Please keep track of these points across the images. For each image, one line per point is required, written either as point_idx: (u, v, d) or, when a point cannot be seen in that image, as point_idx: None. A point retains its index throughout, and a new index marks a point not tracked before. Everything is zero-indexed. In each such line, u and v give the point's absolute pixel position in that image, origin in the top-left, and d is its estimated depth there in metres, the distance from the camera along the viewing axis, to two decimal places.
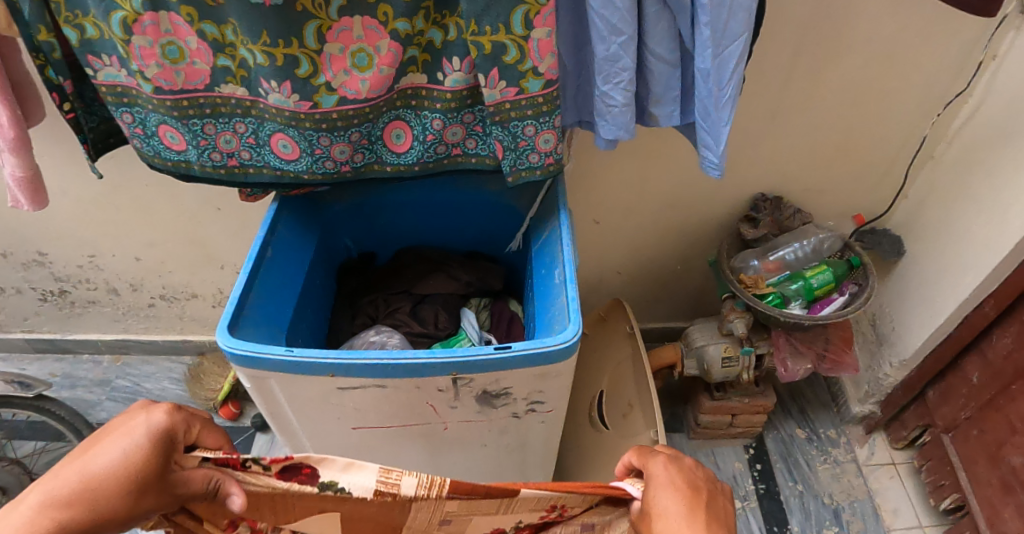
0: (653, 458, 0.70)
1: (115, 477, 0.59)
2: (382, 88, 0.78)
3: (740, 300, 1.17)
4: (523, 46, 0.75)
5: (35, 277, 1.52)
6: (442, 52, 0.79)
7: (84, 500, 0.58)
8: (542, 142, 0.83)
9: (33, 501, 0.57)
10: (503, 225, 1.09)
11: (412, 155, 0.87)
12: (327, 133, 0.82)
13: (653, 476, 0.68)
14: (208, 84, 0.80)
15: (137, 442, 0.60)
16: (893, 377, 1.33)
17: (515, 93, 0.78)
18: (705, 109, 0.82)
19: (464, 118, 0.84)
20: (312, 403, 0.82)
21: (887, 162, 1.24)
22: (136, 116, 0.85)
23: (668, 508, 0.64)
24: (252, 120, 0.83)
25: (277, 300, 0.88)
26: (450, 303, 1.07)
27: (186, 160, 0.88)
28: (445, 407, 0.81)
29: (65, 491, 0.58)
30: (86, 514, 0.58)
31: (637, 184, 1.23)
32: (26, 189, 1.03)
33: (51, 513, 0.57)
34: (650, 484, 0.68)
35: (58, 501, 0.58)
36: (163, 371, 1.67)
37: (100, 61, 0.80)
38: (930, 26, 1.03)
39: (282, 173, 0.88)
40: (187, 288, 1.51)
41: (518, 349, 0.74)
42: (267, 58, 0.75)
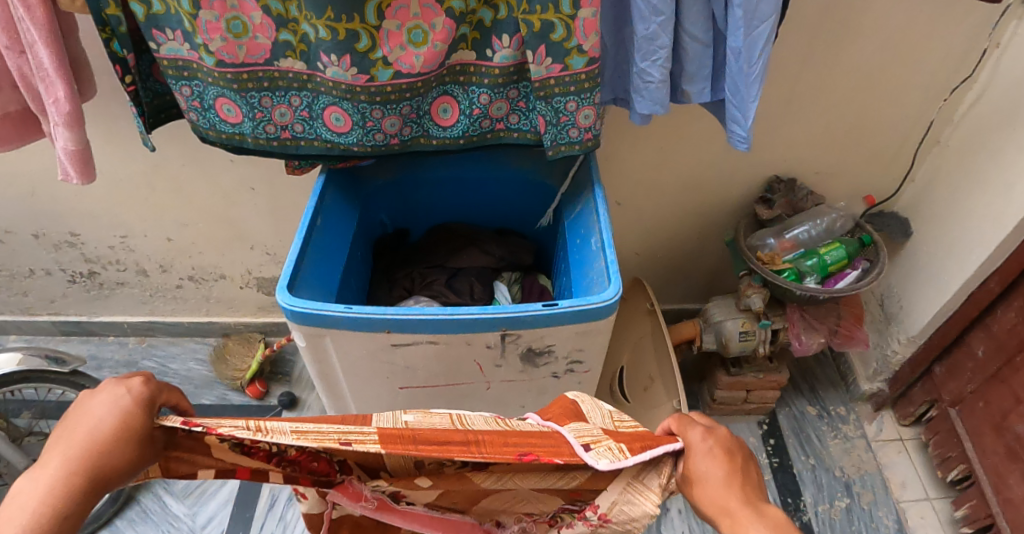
0: (691, 426, 0.66)
1: (116, 436, 0.57)
2: (435, 63, 0.84)
3: (758, 276, 1.22)
4: (570, 24, 0.80)
5: (65, 259, 1.56)
6: (492, 30, 0.84)
7: (89, 462, 0.55)
8: (582, 118, 0.88)
9: (52, 464, 0.54)
10: (533, 202, 1.15)
11: (458, 128, 0.93)
12: (380, 106, 0.87)
13: (692, 443, 0.65)
14: (268, 58, 0.85)
15: (127, 407, 0.58)
16: (901, 353, 1.39)
17: (560, 70, 0.84)
18: (735, 86, 0.87)
19: (509, 94, 0.90)
20: (363, 361, 0.86)
21: (896, 147, 1.30)
22: (194, 89, 0.89)
23: (708, 474, 0.62)
24: (308, 93, 0.88)
25: (327, 267, 0.93)
26: (484, 276, 1.11)
27: (240, 133, 0.92)
28: (491, 365, 0.86)
29: (72, 458, 0.54)
30: (93, 472, 0.55)
31: (657, 166, 1.29)
32: (76, 163, 1.07)
33: (69, 477, 0.54)
34: (688, 452, 0.65)
35: (71, 466, 0.54)
36: (188, 352, 1.71)
37: (164, 35, 0.84)
38: (939, 14, 1.08)
39: (332, 146, 0.92)
40: (216, 269, 1.55)
41: (566, 306, 0.79)
42: (330, 33, 0.80)
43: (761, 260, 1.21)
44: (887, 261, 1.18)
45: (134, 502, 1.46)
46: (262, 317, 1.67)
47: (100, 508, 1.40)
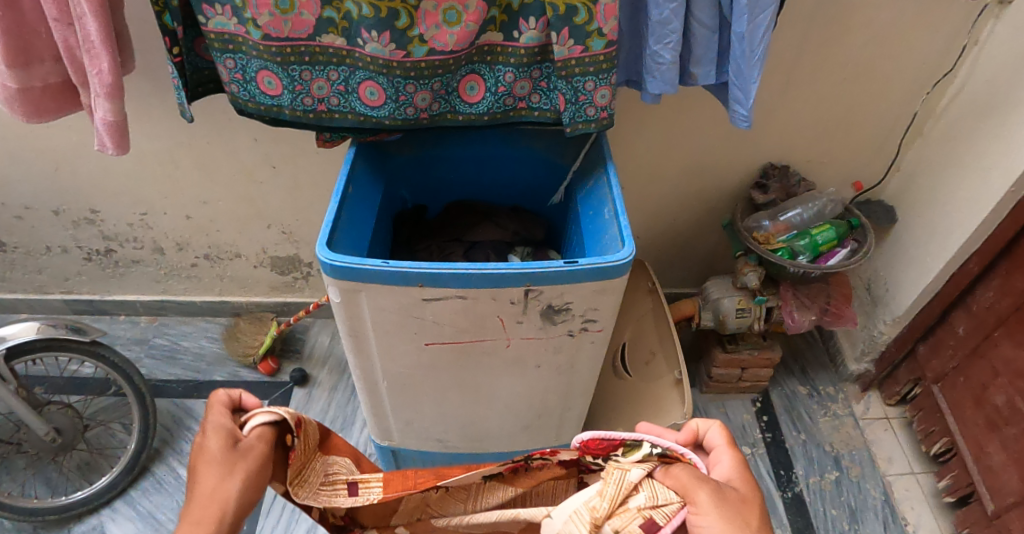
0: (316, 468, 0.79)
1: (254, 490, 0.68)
2: (467, 42, 0.91)
3: (754, 255, 1.31)
4: (592, 9, 0.88)
5: (83, 236, 1.61)
6: (519, 13, 0.91)
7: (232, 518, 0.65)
8: (599, 97, 0.95)
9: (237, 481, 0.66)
10: (545, 180, 1.22)
11: (484, 105, 1.00)
12: (413, 81, 0.93)
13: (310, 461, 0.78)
14: (311, 33, 0.91)
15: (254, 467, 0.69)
16: (887, 333, 1.49)
17: (581, 51, 0.91)
18: (737, 69, 0.94)
19: (533, 73, 0.97)
20: (394, 316, 0.93)
21: (882, 139, 1.39)
22: (238, 62, 0.95)
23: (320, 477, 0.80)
24: (345, 68, 0.94)
25: (359, 231, 1.00)
26: (498, 248, 1.18)
27: (278, 105, 0.98)
28: (513, 322, 0.93)
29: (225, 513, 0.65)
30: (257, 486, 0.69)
31: (660, 152, 1.37)
32: (112, 132, 1.11)
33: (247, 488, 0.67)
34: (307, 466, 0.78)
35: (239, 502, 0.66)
36: (200, 330, 1.75)
37: (214, 10, 0.91)
38: (923, 11, 1.18)
39: (365, 119, 0.99)
40: (232, 248, 1.61)
41: (586, 263, 0.86)
42: (373, 11, 0.87)
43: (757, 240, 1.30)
44: (874, 241, 1.28)
45: (148, 473, 1.49)
46: (274, 297, 1.73)
47: (115, 478, 1.43)
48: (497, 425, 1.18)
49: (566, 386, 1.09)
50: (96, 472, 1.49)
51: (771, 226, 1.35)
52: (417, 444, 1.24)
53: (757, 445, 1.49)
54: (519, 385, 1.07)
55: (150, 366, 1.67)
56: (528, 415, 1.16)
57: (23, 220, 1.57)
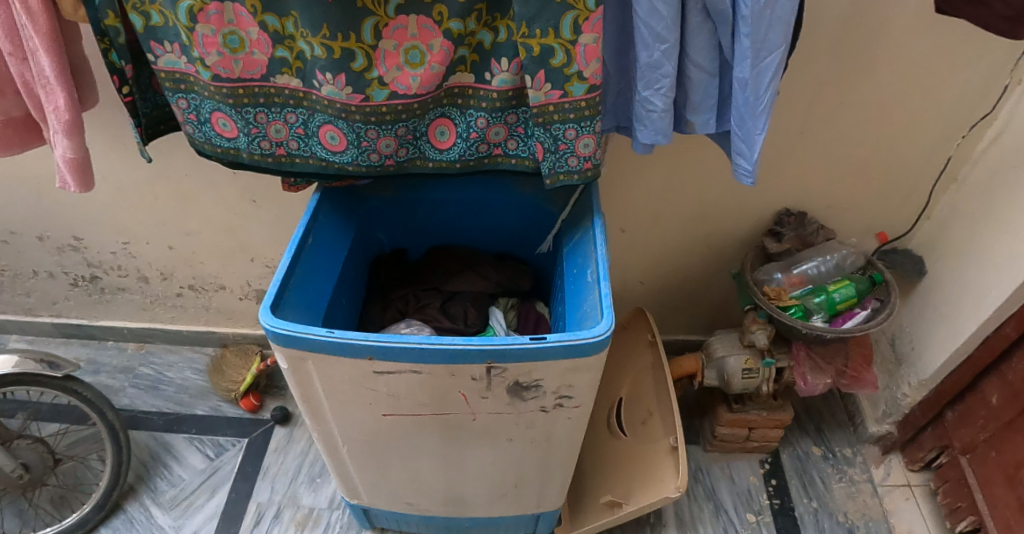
0: None
1: None
2: (432, 85, 0.81)
3: (763, 312, 1.23)
4: (570, 50, 0.76)
5: (69, 262, 1.57)
6: (491, 53, 0.81)
7: None
8: (582, 146, 0.85)
9: None
10: (533, 227, 1.12)
11: (455, 151, 0.89)
12: (375, 126, 0.84)
13: None
14: (264, 74, 0.84)
15: None
16: (911, 397, 1.36)
17: (560, 96, 0.80)
18: (740, 117, 0.83)
19: (508, 118, 0.86)
20: (347, 385, 0.84)
21: (913, 184, 1.27)
22: (191, 103, 0.89)
23: None
24: (303, 111, 0.87)
25: (316, 288, 0.92)
26: (479, 300, 1.10)
27: (235, 148, 0.91)
28: (476, 397, 0.84)
29: None
30: None
31: (663, 195, 1.26)
32: (74, 170, 1.05)
33: None
34: None
35: None
36: (185, 361, 1.69)
37: (162, 47, 0.85)
38: (959, 48, 1.05)
39: (327, 164, 0.90)
40: (216, 280, 1.54)
41: (554, 340, 0.77)
42: (325, 51, 0.78)
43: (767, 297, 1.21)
44: (898, 301, 1.16)
45: (120, 511, 1.43)
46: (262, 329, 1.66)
47: (85, 516, 1.37)
48: (471, 493, 1.09)
49: (542, 459, 0.99)
50: (68, 508, 1.44)
51: (784, 280, 1.25)
52: (386, 506, 1.15)
53: (762, 512, 1.37)
54: (492, 457, 0.98)
55: (132, 396, 1.62)
56: (503, 485, 1.06)
57: (10, 246, 1.54)
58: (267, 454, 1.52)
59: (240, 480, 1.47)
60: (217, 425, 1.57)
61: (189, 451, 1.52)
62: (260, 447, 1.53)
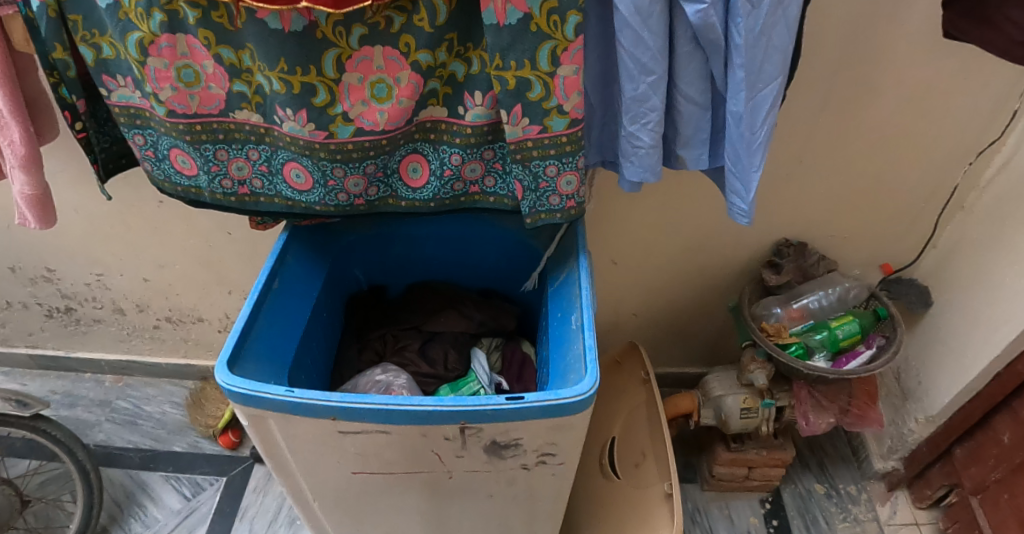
0: None
1: None
2: (401, 120, 0.75)
3: (761, 350, 1.19)
4: (549, 83, 0.70)
5: (42, 294, 1.51)
6: (464, 86, 0.74)
7: None
8: (563, 184, 0.79)
9: None
10: (518, 263, 1.07)
11: (428, 190, 0.83)
12: (341, 164, 0.79)
13: None
14: (223, 109, 0.79)
15: None
16: (918, 432, 1.31)
17: (538, 131, 0.74)
18: (735, 153, 0.77)
19: (484, 155, 0.79)
20: (312, 443, 0.78)
21: (918, 212, 1.21)
22: (148, 138, 0.85)
23: None
24: (265, 147, 0.81)
25: (282, 335, 0.86)
26: (460, 342, 1.06)
27: (196, 186, 0.86)
28: (451, 456, 0.78)
29: None
30: None
31: (656, 225, 1.21)
32: (35, 207, 1.00)
33: None
34: None
35: None
36: (164, 395, 1.63)
37: (115, 81, 0.81)
38: (965, 73, 0.99)
39: (294, 203, 0.85)
40: (194, 312, 1.48)
41: (534, 400, 0.71)
42: (283, 86, 0.73)
43: (764, 333, 1.17)
44: (903, 338, 1.13)
45: None
46: None
47: None
48: None
49: (527, 514, 0.92)
50: None
51: (784, 315, 1.22)
52: None
53: None
54: (473, 514, 0.92)
55: (108, 431, 1.56)
56: None
57: None
58: (246, 494, 1.45)
59: (218, 522, 1.41)
60: (195, 462, 1.51)
61: (166, 490, 1.46)
62: (238, 487, 1.46)
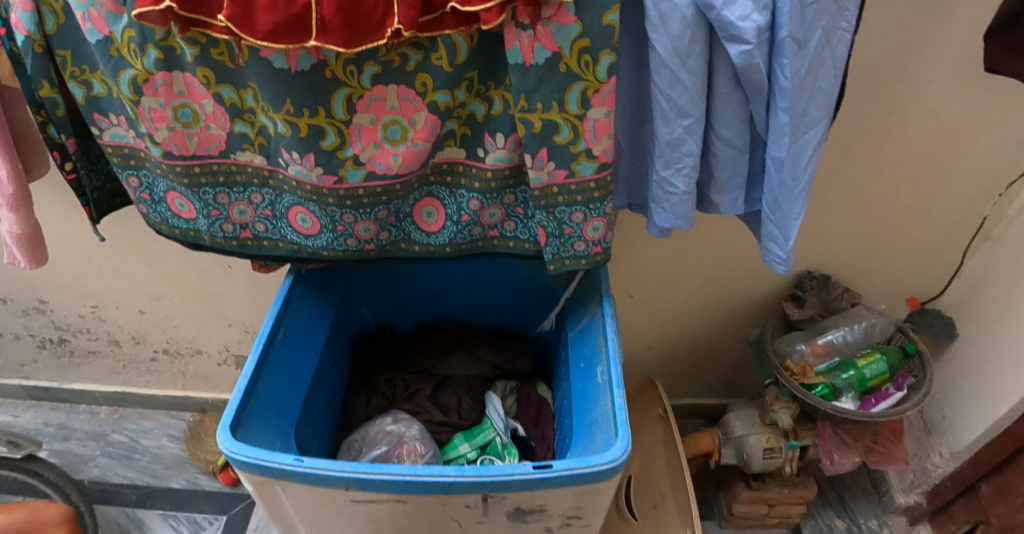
0: None
1: None
2: (416, 164, 0.69)
3: (786, 389, 1.14)
4: (578, 126, 0.65)
5: (34, 325, 1.45)
6: (485, 126, 0.69)
7: None
8: (590, 230, 0.73)
9: None
10: (532, 302, 1.02)
11: (445, 235, 0.77)
12: (351, 210, 0.73)
13: None
14: (224, 150, 0.74)
15: None
16: (943, 467, 1.25)
17: (565, 176, 0.69)
18: (774, 200, 0.72)
19: (505, 199, 0.74)
20: (320, 509, 0.72)
21: (942, 242, 1.15)
22: (143, 180, 0.80)
23: None
24: (269, 190, 0.77)
25: (288, 389, 0.80)
26: (473, 387, 1.01)
27: (195, 229, 0.81)
28: (471, 522, 0.72)
29: None
30: None
31: (673, 258, 1.16)
32: (24, 246, 0.94)
33: None
34: None
35: None
36: (162, 427, 1.57)
37: (108, 120, 0.77)
38: (999, 103, 0.94)
39: (300, 247, 0.80)
40: (192, 345, 1.43)
41: (561, 468, 0.66)
42: (289, 128, 0.68)
43: (790, 372, 1.12)
44: (933, 378, 1.08)
45: None
46: None
47: None
48: None
49: None
50: None
51: (807, 351, 1.16)
52: None
53: None
54: None
55: (103, 466, 1.50)
56: None
57: None
58: None
59: None
60: (193, 500, 1.44)
61: (163, 530, 1.40)
62: (238, 527, 1.40)
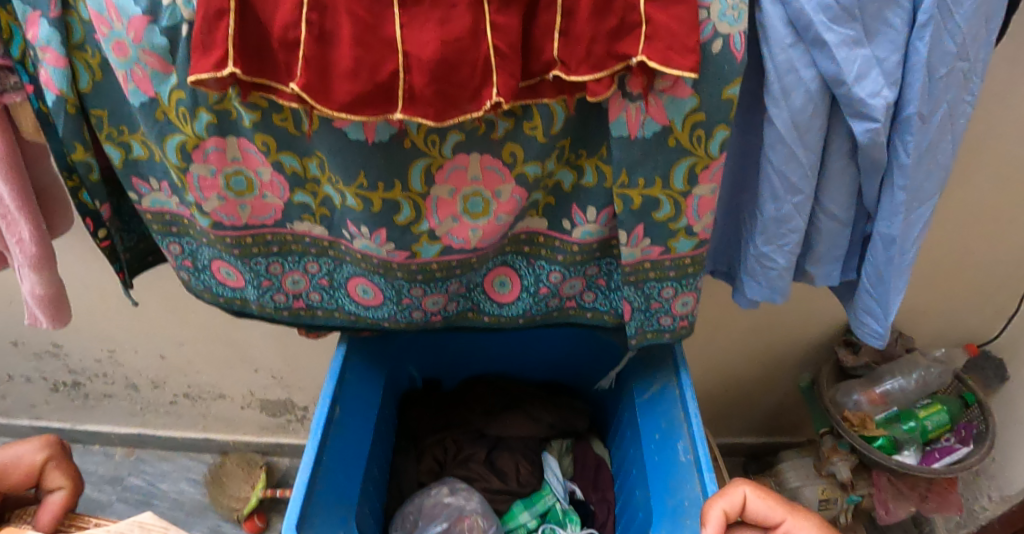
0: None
1: None
2: (496, 238, 0.64)
3: (845, 442, 1.08)
4: (680, 203, 0.59)
5: (47, 368, 1.38)
6: (573, 197, 0.63)
7: None
8: (679, 305, 0.68)
9: None
10: (589, 359, 0.97)
11: (519, 306, 0.71)
12: (421, 284, 0.67)
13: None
14: (279, 219, 0.67)
15: None
16: (991, 510, 1.21)
17: (660, 253, 0.63)
18: (877, 274, 0.66)
19: (588, 271, 0.68)
20: None
21: (1003, 285, 1.11)
22: (184, 247, 0.74)
23: None
24: (328, 260, 0.70)
25: (348, 469, 0.75)
26: (530, 449, 0.96)
27: (242, 297, 0.75)
28: None
29: None
30: None
31: (724, 302, 1.11)
32: (47, 306, 0.87)
33: None
34: None
35: None
36: (180, 470, 1.49)
37: (148, 184, 0.70)
38: None
39: (357, 318, 0.73)
40: (215, 389, 1.36)
41: None
42: (360, 203, 0.61)
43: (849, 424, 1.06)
44: (997, 430, 1.04)
45: None
46: (265, 437, 1.47)
47: None
48: None
49: None
50: None
51: (863, 400, 1.11)
52: None
53: None
54: None
55: (119, 514, 1.42)
56: None
57: None
58: None
59: None
60: None
61: None
62: None
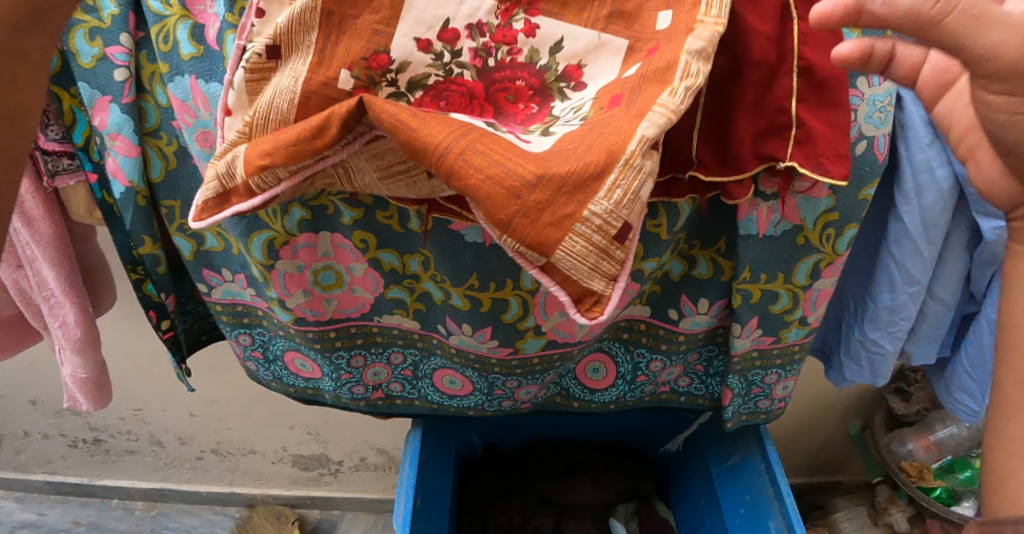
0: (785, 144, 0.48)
1: None
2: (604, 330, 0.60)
3: (902, 493, 1.12)
4: (800, 296, 0.57)
5: (67, 425, 1.32)
6: (682, 288, 0.61)
7: None
8: (780, 389, 0.66)
9: None
10: (654, 425, 0.95)
11: (612, 393, 0.70)
12: (517, 376, 0.66)
13: None
14: (366, 312, 0.64)
15: None
16: None
17: (769, 342, 0.61)
18: (979, 358, 0.64)
19: (689, 358, 0.67)
20: None
21: None
22: (255, 338, 0.70)
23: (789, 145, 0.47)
24: (415, 351, 0.67)
25: None
26: (598, 517, 0.94)
27: (316, 387, 0.72)
28: None
29: None
30: None
31: None
32: (87, 390, 0.80)
33: None
34: None
35: None
36: (206, 525, 1.43)
37: (218, 275, 0.66)
38: None
39: (438, 406, 0.72)
40: (246, 444, 1.32)
41: None
42: (468, 303, 0.59)
43: (908, 476, 1.06)
44: None
45: None
46: (295, 489, 1.43)
47: None
48: None
49: None
50: None
51: (918, 450, 1.10)
52: None
53: None
54: None
55: None
56: None
57: None
58: None
59: None
60: None
61: None
62: None
